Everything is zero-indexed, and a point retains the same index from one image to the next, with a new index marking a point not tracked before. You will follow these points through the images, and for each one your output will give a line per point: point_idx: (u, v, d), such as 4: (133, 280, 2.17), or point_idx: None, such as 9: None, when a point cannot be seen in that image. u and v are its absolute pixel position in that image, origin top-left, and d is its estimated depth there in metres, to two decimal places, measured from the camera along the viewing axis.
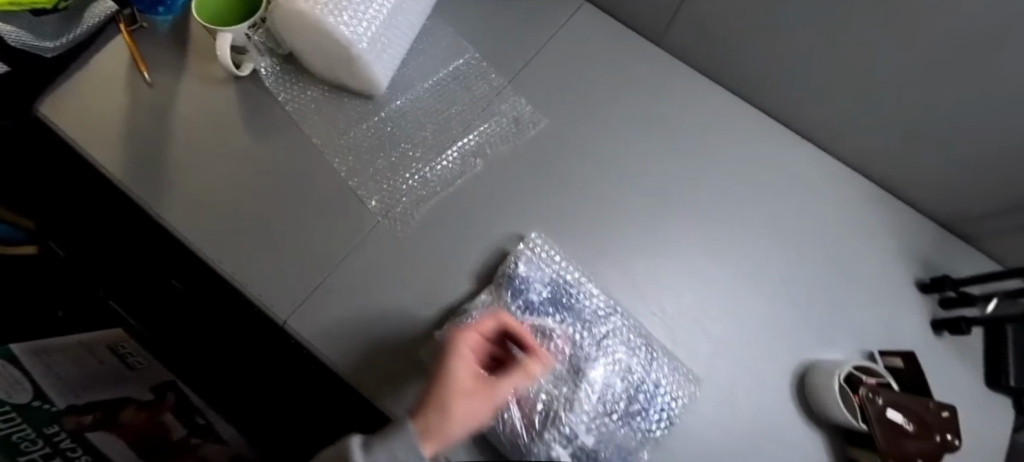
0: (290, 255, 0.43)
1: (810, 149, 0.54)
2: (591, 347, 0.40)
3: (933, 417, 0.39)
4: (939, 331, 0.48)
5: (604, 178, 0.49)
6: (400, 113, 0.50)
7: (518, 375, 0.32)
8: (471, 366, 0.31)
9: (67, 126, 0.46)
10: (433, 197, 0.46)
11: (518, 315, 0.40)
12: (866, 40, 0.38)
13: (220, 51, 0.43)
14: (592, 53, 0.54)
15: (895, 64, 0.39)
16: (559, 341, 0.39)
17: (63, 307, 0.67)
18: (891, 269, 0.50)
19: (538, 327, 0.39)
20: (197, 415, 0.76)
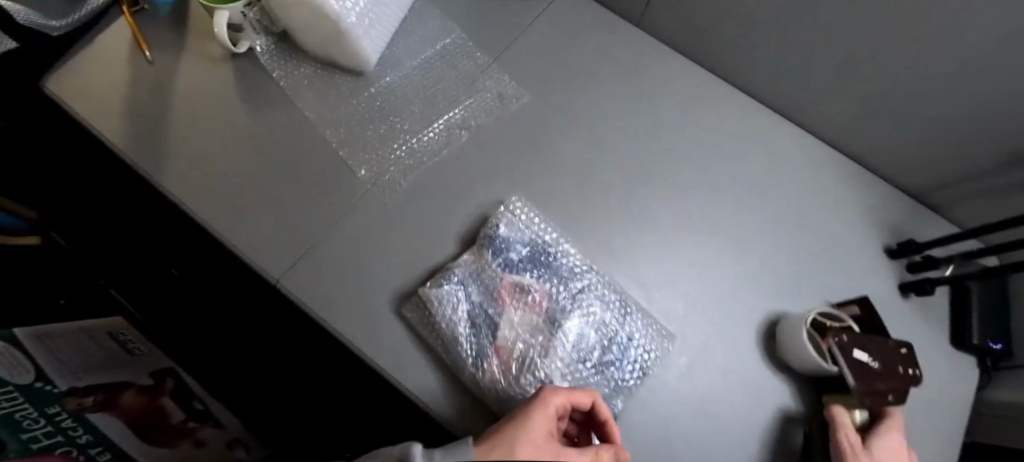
0: (285, 221, 0.46)
1: (782, 124, 0.56)
2: (567, 301, 0.42)
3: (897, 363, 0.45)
4: (906, 294, 0.50)
5: (585, 149, 0.51)
6: (389, 89, 0.52)
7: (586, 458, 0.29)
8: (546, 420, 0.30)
9: (72, 100, 0.49)
10: (419, 166, 0.48)
11: (498, 271, 0.42)
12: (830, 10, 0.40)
13: (217, 27, 0.46)
14: (573, 33, 0.56)
15: (858, 33, 0.41)
16: (536, 296, 0.42)
17: (64, 296, 0.71)
18: (860, 236, 0.52)
19: (516, 283, 0.42)
20: (198, 404, 0.79)
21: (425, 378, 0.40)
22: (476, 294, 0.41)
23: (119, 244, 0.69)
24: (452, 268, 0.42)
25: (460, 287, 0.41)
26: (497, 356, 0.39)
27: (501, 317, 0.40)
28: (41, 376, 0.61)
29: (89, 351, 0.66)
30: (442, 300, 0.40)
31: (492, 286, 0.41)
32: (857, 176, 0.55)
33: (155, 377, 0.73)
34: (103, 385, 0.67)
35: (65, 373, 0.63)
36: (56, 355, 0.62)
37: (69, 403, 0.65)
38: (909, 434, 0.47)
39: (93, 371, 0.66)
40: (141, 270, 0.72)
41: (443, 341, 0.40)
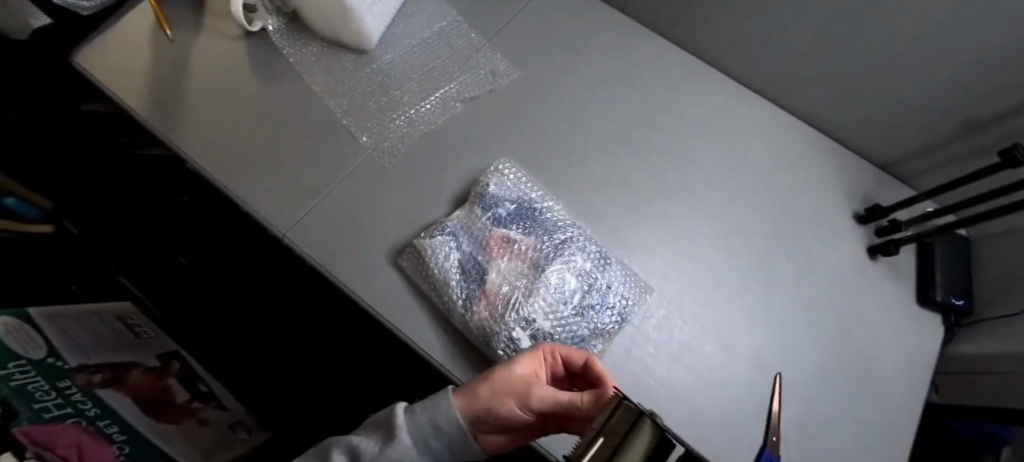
0: (294, 181, 0.49)
1: (757, 102, 0.60)
2: (551, 251, 0.45)
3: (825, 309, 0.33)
4: (874, 256, 0.54)
5: (570, 123, 0.55)
6: (390, 65, 0.56)
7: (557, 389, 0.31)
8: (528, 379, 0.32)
9: (100, 75, 0.53)
10: (416, 134, 0.52)
11: (486, 223, 0.46)
12: None
13: (233, 7, 0.50)
14: (560, 17, 0.60)
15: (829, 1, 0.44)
16: (522, 247, 0.45)
17: (74, 282, 0.72)
18: (830, 205, 0.56)
19: (504, 235, 0.45)
20: (201, 387, 0.77)
21: (421, 321, 0.44)
22: (467, 245, 0.45)
23: (119, 244, 0.80)
24: (445, 221, 0.45)
25: (451, 238, 0.44)
26: (485, 298, 0.42)
27: (490, 265, 0.44)
28: (53, 352, 0.58)
29: (99, 332, 0.69)
30: (434, 248, 0.43)
31: (481, 237, 0.45)
32: (829, 148, 0.59)
33: (161, 359, 0.74)
34: (111, 363, 0.66)
35: (77, 353, 0.62)
36: (67, 334, 0.63)
37: (79, 377, 0.60)
38: (878, 383, 0.50)
39: (99, 351, 0.66)
40: (151, 264, 0.83)
41: (434, 288, 0.44)
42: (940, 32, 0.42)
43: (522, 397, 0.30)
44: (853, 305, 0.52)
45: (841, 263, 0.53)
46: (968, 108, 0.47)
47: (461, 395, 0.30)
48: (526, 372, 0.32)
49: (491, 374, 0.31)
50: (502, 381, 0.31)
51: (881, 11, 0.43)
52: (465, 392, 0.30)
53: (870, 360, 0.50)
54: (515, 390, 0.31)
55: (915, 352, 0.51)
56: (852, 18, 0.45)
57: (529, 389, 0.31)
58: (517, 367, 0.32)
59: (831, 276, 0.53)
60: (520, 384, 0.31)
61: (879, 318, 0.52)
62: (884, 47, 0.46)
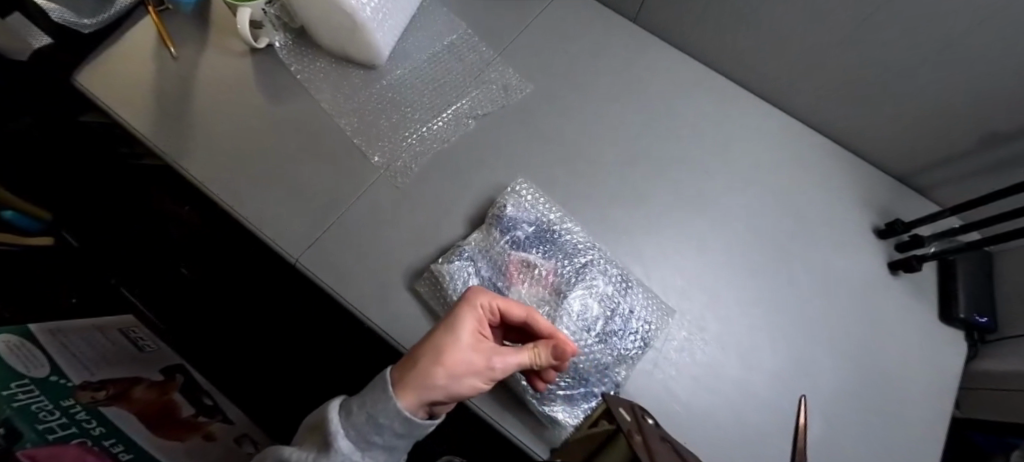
0: (303, 202, 0.48)
1: (772, 113, 0.59)
2: (572, 276, 0.44)
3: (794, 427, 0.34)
4: (895, 271, 0.53)
5: (584, 138, 0.54)
6: (400, 81, 0.55)
7: (518, 352, 0.31)
8: (481, 345, 0.30)
9: (101, 94, 0.51)
10: (428, 152, 0.51)
11: (504, 247, 0.44)
12: None
13: (240, 25, 0.49)
14: (572, 30, 0.59)
15: (847, 11, 0.43)
16: (542, 271, 0.44)
17: (74, 295, 0.70)
18: (848, 219, 0.55)
19: (523, 259, 0.44)
20: (207, 401, 0.74)
21: None
22: (485, 270, 0.43)
23: (119, 244, 0.80)
24: (462, 245, 0.44)
25: (469, 263, 0.43)
26: None
27: (509, 290, 0.43)
28: (55, 369, 0.58)
29: (103, 346, 0.67)
30: (452, 273, 0.42)
31: (500, 262, 0.44)
32: (847, 159, 0.58)
33: (166, 373, 0.72)
34: (116, 378, 0.64)
35: (78, 367, 0.60)
36: (70, 351, 0.62)
37: (82, 395, 0.59)
38: (899, 402, 0.49)
39: (103, 366, 0.64)
40: (155, 267, 0.82)
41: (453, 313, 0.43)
42: (949, 47, 0.41)
43: (484, 372, 0.29)
44: (875, 323, 0.51)
45: (862, 280, 0.53)
46: (989, 123, 0.46)
47: (417, 393, 0.27)
48: (479, 342, 0.30)
49: (441, 355, 0.28)
50: (457, 363, 0.28)
51: (891, 26, 0.42)
52: (423, 387, 0.27)
53: (891, 378, 0.49)
54: (470, 367, 0.29)
55: (938, 370, 0.50)
56: (863, 31, 0.45)
57: (489, 364, 0.29)
58: (465, 333, 0.30)
59: (851, 292, 0.52)
60: (476, 357, 0.29)
61: (902, 336, 0.51)
62: (895, 61, 0.46)
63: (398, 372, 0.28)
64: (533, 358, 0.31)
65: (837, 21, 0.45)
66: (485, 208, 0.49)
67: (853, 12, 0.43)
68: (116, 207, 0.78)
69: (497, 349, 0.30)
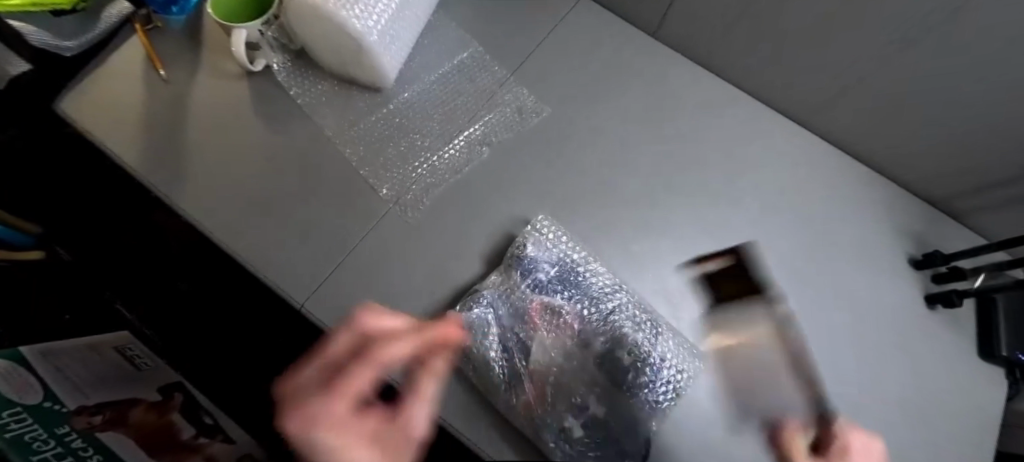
0: (307, 241, 0.45)
1: (800, 133, 0.56)
2: (599, 323, 0.41)
3: None
4: (932, 305, 0.50)
5: (604, 165, 0.51)
6: (408, 104, 0.52)
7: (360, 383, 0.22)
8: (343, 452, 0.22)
9: (86, 123, 0.48)
10: (441, 184, 0.48)
11: (524, 291, 0.42)
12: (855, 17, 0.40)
13: (236, 48, 0.45)
14: (589, 46, 0.55)
15: (889, 36, 0.40)
16: (567, 318, 0.41)
17: (69, 311, 0.72)
18: (882, 248, 0.52)
19: (546, 304, 0.42)
20: (208, 419, 0.71)
21: (452, 404, 0.38)
22: (506, 318, 0.41)
23: (117, 261, 0.74)
24: (481, 290, 0.41)
25: (489, 310, 0.40)
26: (530, 380, 0.39)
27: (533, 340, 0.40)
28: (48, 395, 0.62)
29: (98, 368, 0.65)
30: (469, 324, 0.39)
31: (521, 308, 0.41)
32: (880, 183, 0.55)
33: (163, 392, 0.69)
34: (112, 402, 0.66)
35: (74, 393, 0.63)
36: (64, 373, 0.63)
37: (77, 421, 0.64)
38: (939, 447, 0.46)
39: (101, 387, 0.65)
40: (156, 281, 0.75)
41: (472, 366, 0.38)
42: (989, 83, 0.39)
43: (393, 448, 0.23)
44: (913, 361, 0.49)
45: (898, 314, 0.50)
46: None
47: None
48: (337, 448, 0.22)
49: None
50: None
51: (928, 59, 0.40)
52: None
53: (932, 420, 0.47)
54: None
55: (981, 411, 0.48)
56: (897, 62, 0.42)
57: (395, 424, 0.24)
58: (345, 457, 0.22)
59: (887, 328, 0.49)
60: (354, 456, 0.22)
61: (941, 375, 0.49)
62: (929, 93, 0.43)
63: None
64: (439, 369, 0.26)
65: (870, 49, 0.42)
66: (502, 244, 0.46)
67: (889, 42, 0.40)
68: (110, 217, 0.72)
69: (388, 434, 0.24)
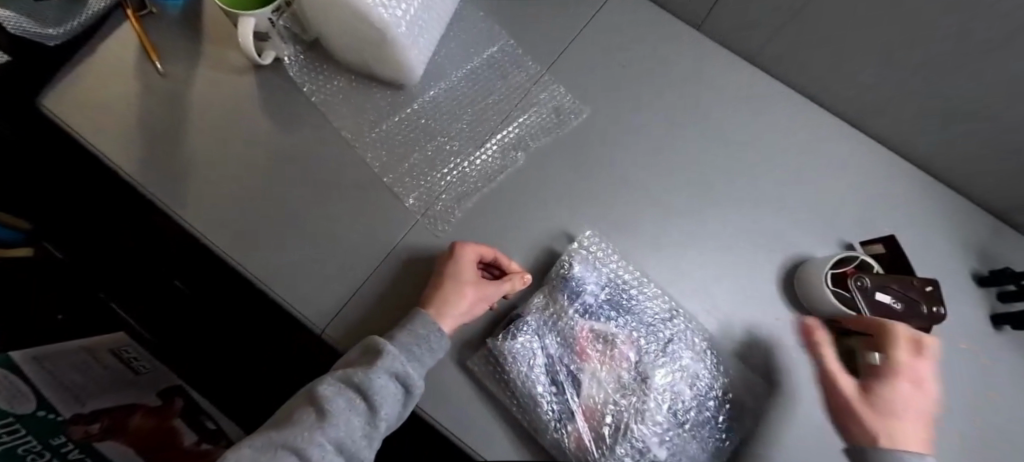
0: (328, 257, 0.41)
1: (856, 138, 0.52)
2: (657, 353, 0.41)
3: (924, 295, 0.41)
4: (998, 325, 0.48)
5: (649, 173, 0.47)
6: (434, 104, 0.47)
7: (504, 284, 0.38)
8: (467, 284, 0.37)
9: (72, 121, 0.43)
10: (473, 193, 0.44)
11: (575, 316, 0.40)
12: (936, 27, 0.36)
13: (243, 38, 0.39)
14: (627, 38, 0.50)
15: (971, 51, 0.36)
16: (623, 348, 0.40)
17: (60, 310, 0.68)
18: (946, 264, 0.49)
19: (594, 331, 0.40)
20: (211, 425, 0.69)
21: (493, 442, 0.37)
22: (553, 346, 0.39)
23: (109, 261, 0.70)
24: (525, 317, 0.39)
25: (535, 339, 0.38)
26: (584, 416, 0.37)
27: (584, 372, 0.38)
28: (44, 404, 0.54)
29: (95, 372, 0.61)
30: (514, 353, 0.37)
31: (570, 336, 0.39)
32: (943, 193, 0.51)
33: (162, 396, 0.67)
34: (107, 409, 0.60)
35: (68, 399, 0.56)
36: (50, 372, 0.57)
37: (73, 431, 0.55)
38: None
39: (94, 394, 0.59)
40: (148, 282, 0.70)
41: (518, 400, 0.37)
42: None
43: (483, 299, 0.38)
44: (981, 385, 0.46)
45: (965, 336, 0.47)
46: None
47: (447, 321, 0.36)
48: (466, 280, 0.37)
49: (447, 289, 0.37)
50: (460, 300, 0.37)
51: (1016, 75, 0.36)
52: (447, 316, 0.36)
53: (1004, 449, 0.44)
54: (468, 309, 0.37)
55: None
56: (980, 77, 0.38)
57: (487, 294, 0.38)
58: (461, 272, 0.38)
59: (952, 352, 0.46)
60: (469, 293, 0.37)
61: (1012, 399, 0.46)
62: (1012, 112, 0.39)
63: (424, 308, 0.36)
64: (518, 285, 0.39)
65: (942, 59, 0.38)
66: (546, 263, 0.43)
67: (963, 55, 0.36)
68: (95, 219, 0.65)
69: (482, 281, 0.38)
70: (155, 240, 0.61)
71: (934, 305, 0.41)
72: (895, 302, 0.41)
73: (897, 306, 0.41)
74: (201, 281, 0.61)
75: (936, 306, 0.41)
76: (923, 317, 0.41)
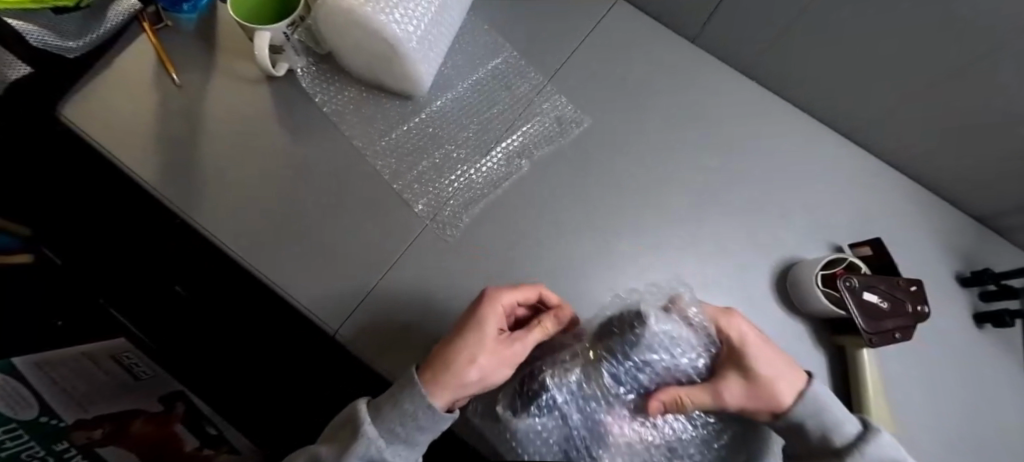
0: (342, 261, 0.42)
1: (844, 144, 0.54)
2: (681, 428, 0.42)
3: (911, 294, 0.43)
4: (980, 323, 0.50)
5: (648, 177, 0.49)
6: (441, 113, 0.49)
7: (536, 333, 0.36)
8: (494, 340, 0.34)
9: (91, 130, 0.44)
10: (480, 199, 0.46)
11: (613, 402, 0.38)
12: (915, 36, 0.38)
13: (260, 51, 0.41)
14: (626, 49, 0.53)
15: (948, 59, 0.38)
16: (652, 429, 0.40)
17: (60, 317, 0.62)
18: (931, 265, 0.51)
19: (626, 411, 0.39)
20: (211, 430, 0.71)
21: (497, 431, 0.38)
22: (576, 425, 0.37)
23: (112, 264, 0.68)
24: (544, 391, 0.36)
25: (547, 418, 0.36)
26: None
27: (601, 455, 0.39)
28: (46, 410, 0.58)
29: (96, 378, 0.62)
30: (525, 438, 0.35)
31: (597, 418, 0.38)
32: (926, 197, 0.54)
33: (165, 402, 0.69)
34: (112, 415, 0.64)
35: (72, 407, 0.60)
36: (56, 382, 0.58)
37: (77, 435, 0.62)
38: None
39: (99, 401, 0.62)
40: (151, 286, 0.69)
41: None
42: None
43: (512, 356, 0.34)
44: (965, 380, 0.48)
45: (950, 334, 0.49)
46: None
47: (469, 385, 0.32)
48: (493, 332, 0.34)
49: (468, 348, 0.33)
50: (483, 359, 0.33)
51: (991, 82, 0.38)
52: (464, 381, 0.32)
53: (987, 439, 0.47)
54: (497, 368, 0.34)
55: None
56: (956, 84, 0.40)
57: (515, 350, 0.34)
58: (480, 334, 0.33)
59: (938, 348, 0.48)
60: (499, 349, 0.34)
61: (994, 394, 0.48)
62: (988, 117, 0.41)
63: (439, 373, 0.32)
64: (546, 332, 0.37)
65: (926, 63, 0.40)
66: (602, 330, 0.39)
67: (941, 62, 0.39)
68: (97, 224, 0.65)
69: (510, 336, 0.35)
70: (159, 244, 0.62)
71: (919, 305, 0.43)
72: (883, 301, 0.42)
73: (884, 305, 0.42)
74: (208, 286, 0.62)
75: (921, 305, 0.43)
76: (907, 316, 0.43)
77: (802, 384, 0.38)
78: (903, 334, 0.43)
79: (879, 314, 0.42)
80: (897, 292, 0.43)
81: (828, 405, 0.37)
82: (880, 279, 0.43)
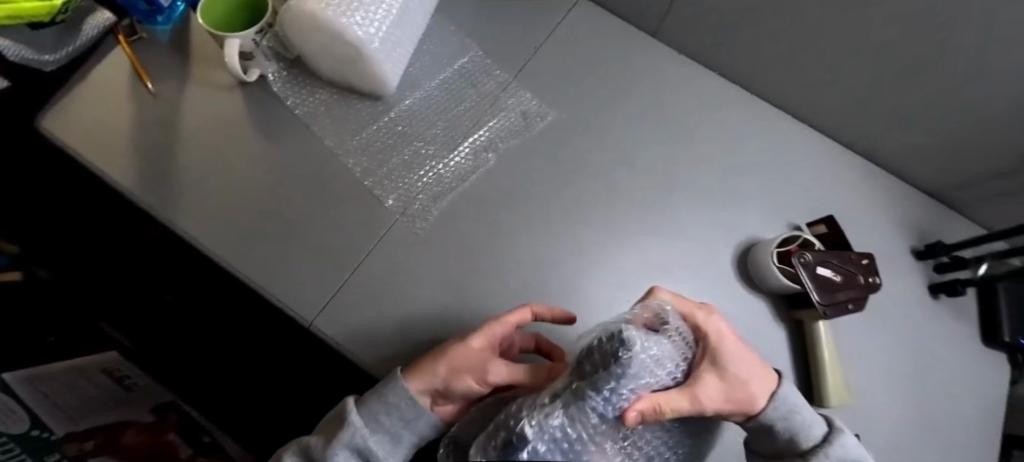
0: (314, 255, 0.44)
1: (801, 128, 0.57)
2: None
3: (862, 267, 0.45)
4: (935, 293, 0.52)
5: (612, 166, 0.51)
6: (410, 111, 0.51)
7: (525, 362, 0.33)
8: (473, 350, 0.34)
9: (69, 140, 0.46)
10: (448, 192, 0.47)
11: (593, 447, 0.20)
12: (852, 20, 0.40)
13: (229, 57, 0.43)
14: (589, 45, 0.55)
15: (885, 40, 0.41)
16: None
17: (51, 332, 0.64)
18: (887, 240, 0.53)
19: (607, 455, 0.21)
20: (206, 438, 0.72)
21: None
22: None
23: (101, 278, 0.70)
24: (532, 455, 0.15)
25: None
26: None
27: None
28: (38, 422, 0.57)
29: (86, 391, 0.63)
30: None
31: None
32: (881, 175, 0.56)
33: (157, 412, 0.69)
34: (102, 426, 0.63)
35: (62, 418, 0.59)
36: (48, 396, 0.58)
37: (66, 448, 0.59)
38: (946, 427, 0.48)
39: (88, 414, 0.62)
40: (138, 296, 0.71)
41: None
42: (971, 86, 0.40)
43: (483, 372, 0.33)
44: (921, 348, 0.50)
45: (906, 305, 0.51)
46: None
47: (431, 381, 0.33)
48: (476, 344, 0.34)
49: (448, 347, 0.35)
50: (452, 361, 0.33)
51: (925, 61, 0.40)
52: (427, 376, 0.33)
53: (942, 404, 0.49)
54: (464, 377, 0.33)
55: (986, 397, 0.50)
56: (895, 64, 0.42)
57: (489, 366, 0.33)
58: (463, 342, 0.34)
59: (895, 318, 0.50)
60: (475, 359, 0.33)
61: (949, 360, 0.50)
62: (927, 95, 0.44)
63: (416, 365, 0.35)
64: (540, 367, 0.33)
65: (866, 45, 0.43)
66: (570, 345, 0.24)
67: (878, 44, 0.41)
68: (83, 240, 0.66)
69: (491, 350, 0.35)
70: (144, 252, 0.63)
71: (871, 276, 0.45)
72: (836, 274, 0.44)
73: (837, 278, 0.44)
74: (193, 291, 0.63)
75: (873, 276, 0.45)
76: (860, 287, 0.45)
77: (774, 386, 0.36)
78: (857, 304, 0.45)
79: (833, 287, 0.44)
80: (850, 265, 0.45)
81: (798, 409, 0.36)
82: (833, 253, 0.45)
